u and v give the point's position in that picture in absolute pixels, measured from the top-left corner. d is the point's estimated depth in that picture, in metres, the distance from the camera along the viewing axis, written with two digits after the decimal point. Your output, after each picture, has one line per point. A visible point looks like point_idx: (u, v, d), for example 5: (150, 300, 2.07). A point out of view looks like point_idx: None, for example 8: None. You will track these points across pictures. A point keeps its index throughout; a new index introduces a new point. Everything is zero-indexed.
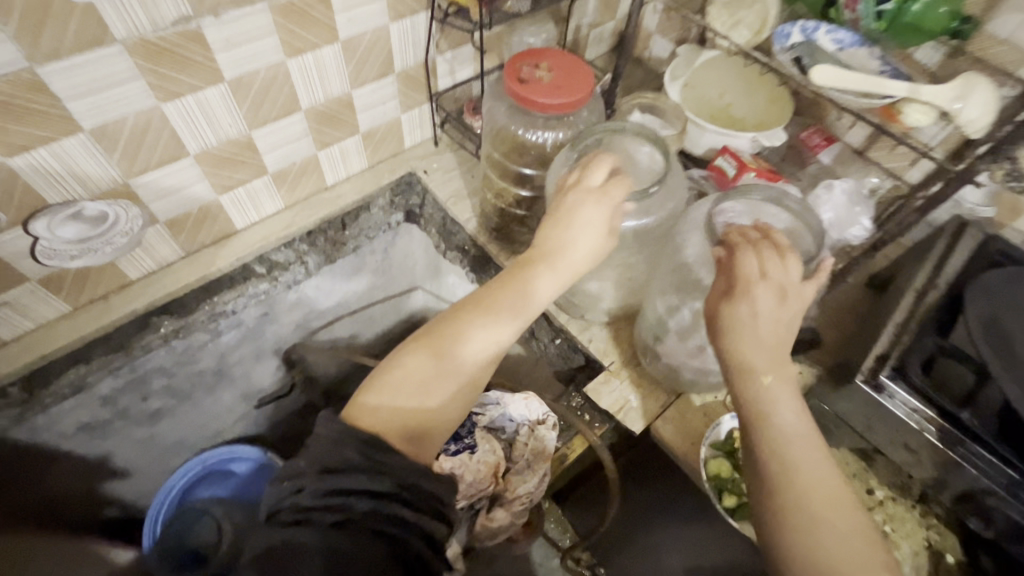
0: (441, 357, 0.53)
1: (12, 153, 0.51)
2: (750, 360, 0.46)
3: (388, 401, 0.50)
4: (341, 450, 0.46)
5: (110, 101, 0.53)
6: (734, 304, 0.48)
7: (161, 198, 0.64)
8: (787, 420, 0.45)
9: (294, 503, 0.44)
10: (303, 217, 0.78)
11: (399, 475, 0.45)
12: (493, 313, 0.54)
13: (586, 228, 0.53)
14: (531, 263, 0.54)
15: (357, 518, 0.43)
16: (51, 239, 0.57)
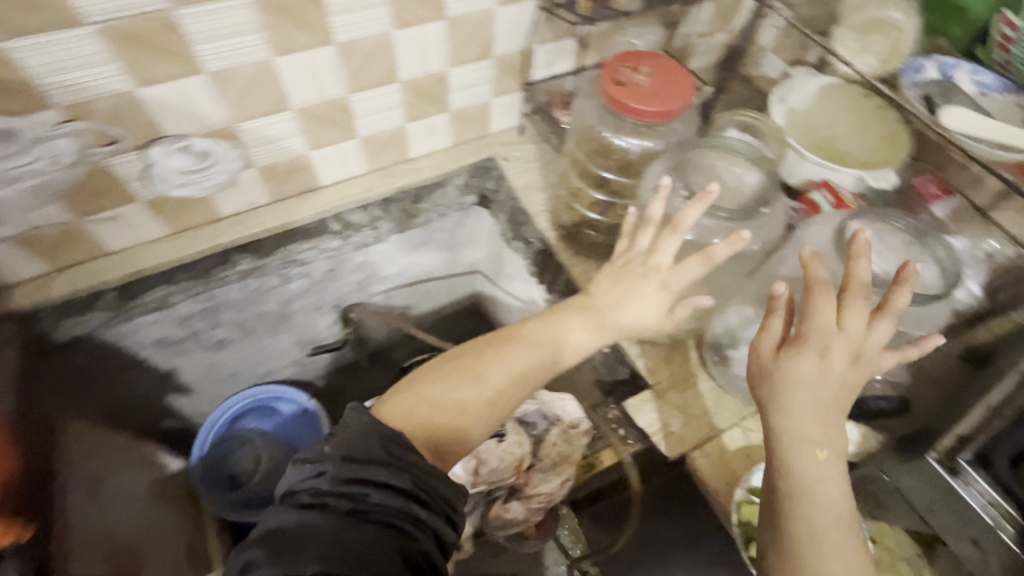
0: (477, 372, 0.55)
1: (144, 84, 0.56)
2: (799, 429, 0.44)
3: (423, 405, 0.52)
4: (366, 441, 0.47)
5: (232, 49, 0.57)
6: (792, 358, 0.45)
7: (260, 145, 0.68)
8: (829, 502, 0.42)
9: (314, 486, 0.45)
10: (382, 185, 0.81)
11: (420, 475, 0.47)
12: (532, 343, 0.57)
13: (642, 300, 0.57)
14: (584, 309, 0.59)
15: (370, 508, 0.44)
16: (165, 166, 0.64)
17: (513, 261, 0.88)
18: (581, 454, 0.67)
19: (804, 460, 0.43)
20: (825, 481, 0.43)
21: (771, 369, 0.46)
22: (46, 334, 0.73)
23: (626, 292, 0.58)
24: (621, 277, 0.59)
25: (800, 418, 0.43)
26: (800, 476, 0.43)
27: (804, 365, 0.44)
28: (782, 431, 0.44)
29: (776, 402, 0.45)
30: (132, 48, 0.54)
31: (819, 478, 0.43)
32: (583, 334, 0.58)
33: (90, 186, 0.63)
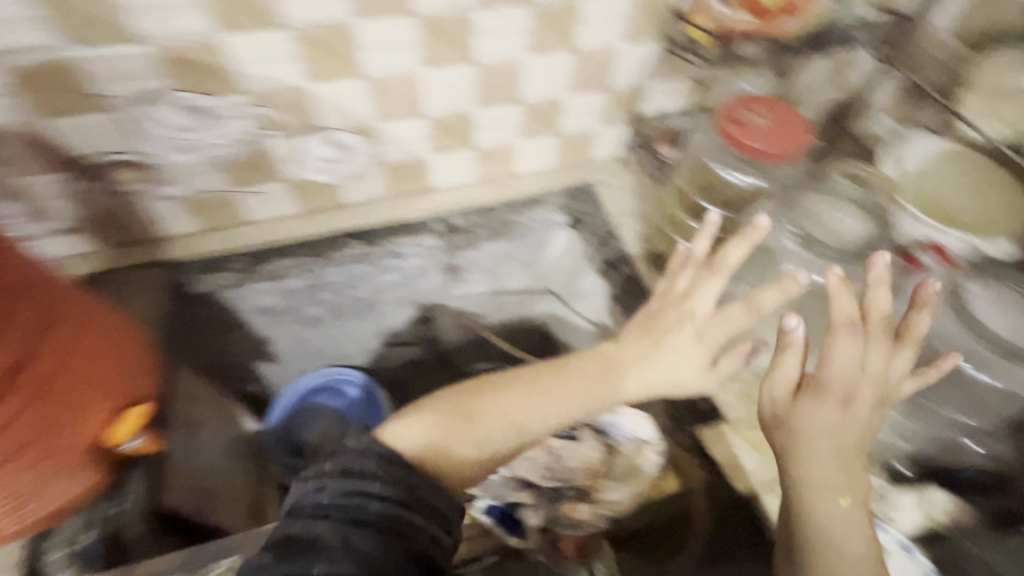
0: (474, 417, 0.57)
1: (317, 81, 0.64)
2: (818, 477, 0.51)
3: (413, 432, 0.55)
4: (362, 458, 0.50)
5: (394, 59, 0.64)
6: (806, 398, 0.52)
7: (394, 145, 0.76)
8: (840, 521, 0.51)
9: (315, 500, 0.48)
10: (488, 194, 0.87)
11: (414, 486, 0.50)
12: (550, 388, 0.58)
13: (676, 353, 0.57)
14: (600, 359, 0.59)
15: (369, 516, 0.47)
16: (312, 153, 0.73)
17: (594, 286, 0.88)
18: (652, 470, 0.66)
19: (826, 495, 0.50)
20: (844, 519, 0.50)
21: (790, 414, 0.52)
22: (182, 284, 0.78)
23: (654, 347, 0.58)
24: (648, 332, 0.59)
25: (820, 461, 0.50)
26: (821, 508, 0.51)
27: (821, 405, 0.51)
28: (804, 482, 0.51)
29: (794, 449, 0.52)
30: (315, 50, 0.61)
31: (839, 516, 0.50)
32: (596, 396, 0.57)
33: (249, 163, 0.71)
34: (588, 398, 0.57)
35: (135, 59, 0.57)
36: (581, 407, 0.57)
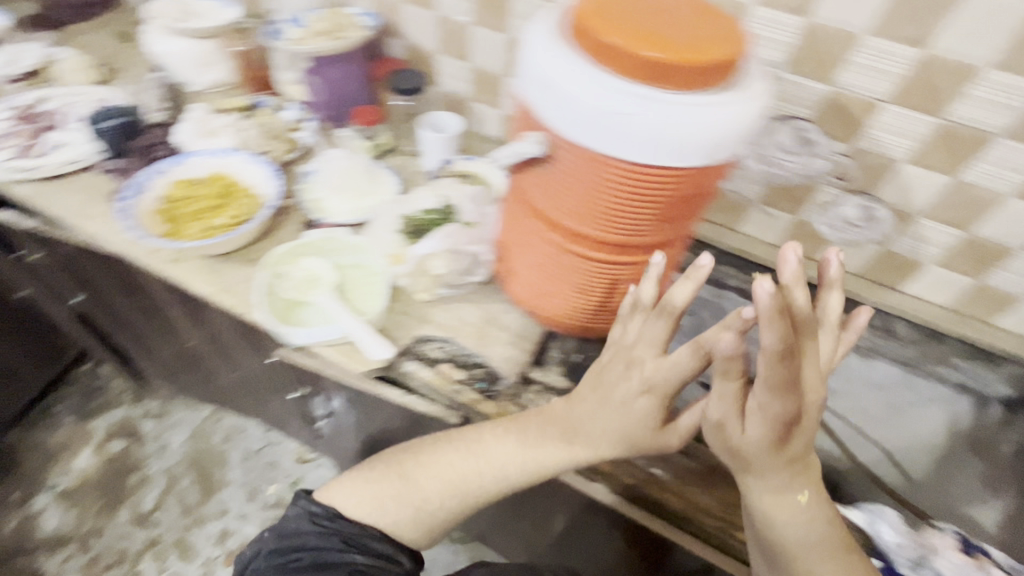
0: (405, 478, 0.65)
1: (913, 163, 0.74)
2: (760, 486, 0.54)
3: (350, 500, 0.65)
4: (298, 520, 0.64)
5: (998, 177, 0.70)
6: (748, 425, 0.52)
7: (910, 238, 0.82)
8: (796, 520, 0.54)
9: (261, 558, 0.61)
10: (944, 320, 0.88)
11: (346, 533, 0.62)
12: (494, 435, 0.64)
13: (615, 406, 0.58)
14: (538, 424, 0.62)
15: (304, 560, 0.59)
16: (843, 209, 0.82)
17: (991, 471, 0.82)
18: None
19: (781, 499, 0.54)
20: (802, 513, 0.54)
21: (738, 438, 0.53)
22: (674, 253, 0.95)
23: (601, 397, 0.59)
24: (601, 376, 0.60)
25: (760, 476, 0.53)
26: (778, 504, 0.54)
27: (758, 424, 0.51)
28: (751, 491, 0.55)
29: (738, 463, 0.55)
30: (943, 141, 0.70)
31: (796, 511, 0.54)
32: (540, 454, 0.61)
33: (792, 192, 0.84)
34: (544, 454, 0.61)
35: (808, 89, 0.73)
36: (524, 463, 0.62)
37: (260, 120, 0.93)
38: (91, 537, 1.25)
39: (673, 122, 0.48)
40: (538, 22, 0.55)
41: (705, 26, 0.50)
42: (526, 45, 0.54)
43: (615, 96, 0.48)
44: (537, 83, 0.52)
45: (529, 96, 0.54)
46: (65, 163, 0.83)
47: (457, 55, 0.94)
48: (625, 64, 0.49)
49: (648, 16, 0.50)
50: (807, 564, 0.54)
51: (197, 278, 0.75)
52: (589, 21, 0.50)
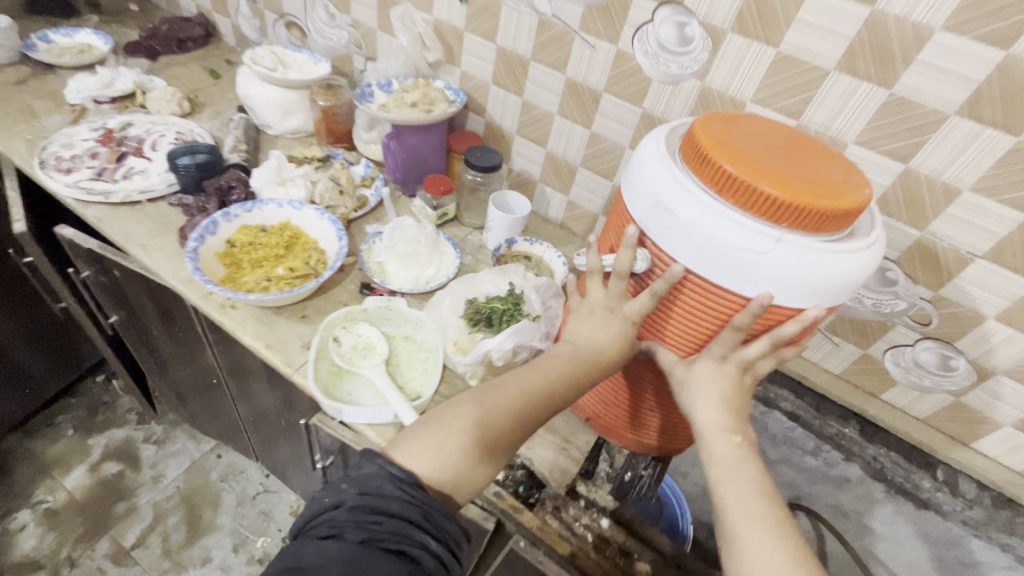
0: (461, 418, 0.58)
1: (1004, 320, 0.70)
2: (707, 423, 0.57)
3: (418, 453, 0.55)
4: (379, 479, 0.52)
5: None
6: (697, 367, 0.58)
7: (989, 395, 0.76)
8: (729, 460, 0.55)
9: (333, 516, 0.50)
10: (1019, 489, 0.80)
11: (425, 506, 0.52)
12: (534, 368, 0.62)
13: (600, 336, 0.61)
14: (553, 358, 0.63)
15: (382, 534, 0.48)
16: (914, 351, 0.79)
17: None
18: None
19: (718, 436, 0.56)
20: (739, 458, 0.55)
21: (685, 372, 0.58)
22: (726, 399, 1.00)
23: (596, 328, 0.62)
24: (588, 309, 0.64)
25: (701, 406, 0.57)
26: (718, 448, 0.56)
27: (709, 364, 0.57)
28: (701, 426, 0.57)
29: (687, 402, 0.58)
30: None
31: (734, 454, 0.55)
32: (568, 386, 0.61)
33: (863, 327, 0.81)
34: (577, 381, 0.61)
35: (896, 231, 0.72)
36: (563, 390, 0.60)
37: (331, 173, 0.94)
38: (63, 567, 1.16)
39: (793, 261, 0.49)
40: (656, 147, 0.56)
41: (824, 173, 0.52)
42: (644, 169, 0.55)
43: (740, 231, 0.49)
44: (656, 205, 0.53)
45: (644, 217, 0.55)
46: (138, 194, 0.85)
47: (533, 139, 0.96)
48: (752, 201, 0.49)
49: (771, 159, 0.52)
50: (738, 503, 0.51)
51: (245, 329, 0.73)
52: (715, 154, 0.50)
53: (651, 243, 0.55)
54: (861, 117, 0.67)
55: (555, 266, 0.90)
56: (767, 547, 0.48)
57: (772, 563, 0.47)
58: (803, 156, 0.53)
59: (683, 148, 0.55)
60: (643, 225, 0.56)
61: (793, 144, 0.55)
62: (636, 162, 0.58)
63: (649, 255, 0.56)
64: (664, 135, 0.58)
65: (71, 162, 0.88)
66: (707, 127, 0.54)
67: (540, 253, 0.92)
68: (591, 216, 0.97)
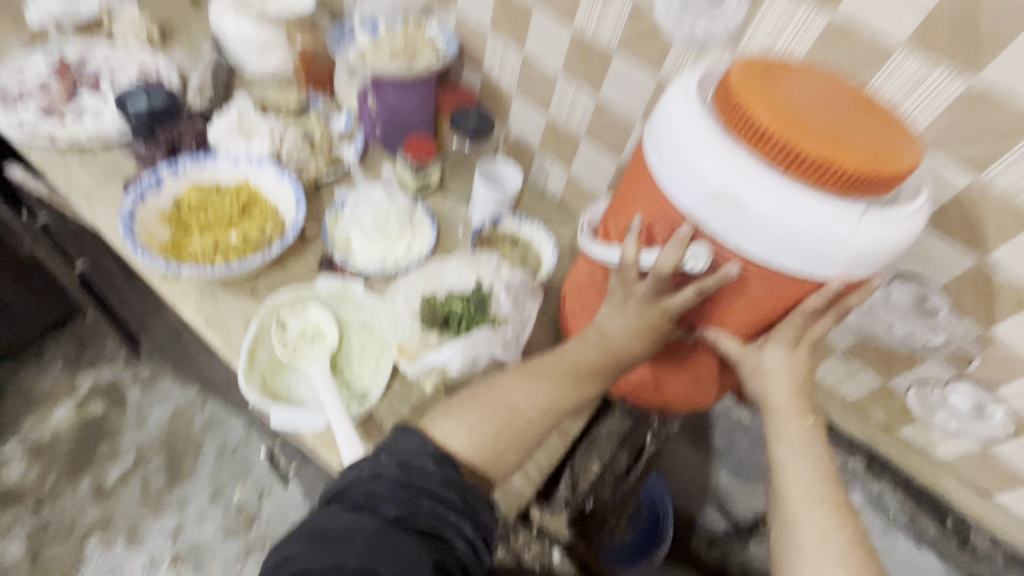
0: (495, 395, 0.52)
1: None
2: (777, 403, 0.52)
3: (454, 432, 0.50)
4: (420, 455, 0.46)
5: None
6: (766, 360, 0.52)
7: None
8: (798, 445, 0.50)
9: (368, 486, 0.44)
10: None
11: (465, 490, 0.46)
12: (564, 354, 0.55)
13: (631, 326, 0.52)
14: (583, 346, 0.55)
15: (418, 514, 0.42)
16: (943, 391, 0.68)
17: None
18: None
19: (788, 421, 0.51)
20: (809, 442, 0.50)
21: (753, 354, 0.52)
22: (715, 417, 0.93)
23: (620, 317, 0.53)
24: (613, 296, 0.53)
25: (772, 392, 0.51)
26: (788, 431, 0.51)
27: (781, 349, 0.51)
28: (770, 407, 0.52)
29: (756, 386, 0.53)
30: None
31: (804, 439, 0.50)
32: (605, 374, 0.54)
33: (888, 356, 0.70)
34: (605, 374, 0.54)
35: (946, 255, 0.59)
36: (592, 379, 0.54)
37: (304, 126, 0.84)
38: (47, 500, 1.19)
39: (878, 241, 0.43)
40: (692, 122, 0.44)
41: (883, 126, 0.44)
42: (687, 152, 0.44)
43: (823, 217, 0.41)
44: (714, 194, 0.43)
45: (694, 207, 0.44)
46: (86, 136, 0.76)
47: (534, 102, 0.83)
48: (826, 178, 0.41)
49: (830, 121, 0.43)
50: (806, 490, 0.48)
51: (186, 302, 0.66)
52: (777, 128, 0.41)
53: (705, 235, 0.45)
54: (930, 106, 0.53)
55: (544, 252, 0.81)
56: (828, 529, 0.46)
57: (826, 548, 0.45)
58: (860, 111, 0.44)
59: (720, 116, 0.45)
60: (691, 217, 0.45)
61: (838, 91, 0.45)
62: (661, 139, 0.46)
63: (708, 250, 0.45)
64: (686, 98, 0.46)
65: (18, 96, 0.79)
66: (750, 87, 0.43)
67: (529, 235, 0.82)
68: (593, 196, 0.85)
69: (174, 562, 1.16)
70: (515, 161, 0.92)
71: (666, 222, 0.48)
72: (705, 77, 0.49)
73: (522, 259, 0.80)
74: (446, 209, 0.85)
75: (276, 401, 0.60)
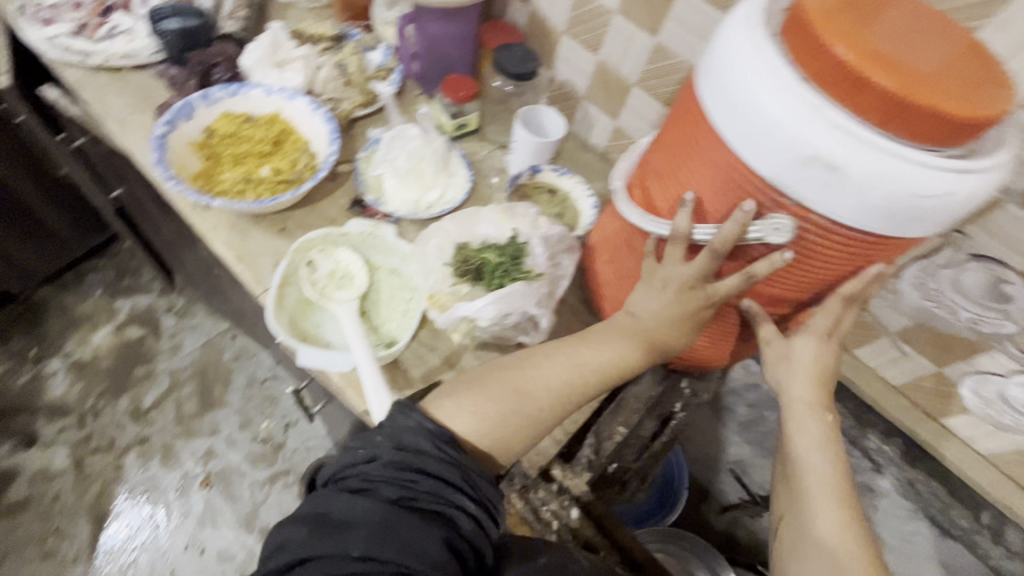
0: (509, 375, 0.51)
1: None
2: (796, 393, 0.51)
3: (462, 413, 0.49)
4: (417, 434, 0.45)
5: None
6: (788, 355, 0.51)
7: None
8: (814, 436, 0.49)
9: (364, 471, 0.43)
10: None
11: (469, 470, 0.45)
12: (585, 338, 0.54)
13: (660, 306, 0.51)
14: (611, 328, 0.54)
15: (416, 495, 0.42)
16: (1003, 382, 0.64)
17: None
18: None
19: (807, 412, 0.50)
20: (824, 433, 0.50)
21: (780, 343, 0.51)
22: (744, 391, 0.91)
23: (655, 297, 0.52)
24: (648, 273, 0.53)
25: (793, 377, 0.51)
26: (805, 422, 0.50)
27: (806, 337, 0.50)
28: (789, 398, 0.51)
29: (778, 376, 0.52)
30: None
31: (820, 431, 0.50)
32: (630, 362, 0.53)
33: (945, 342, 0.65)
34: (626, 359, 0.52)
35: None
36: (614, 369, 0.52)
37: (340, 59, 0.80)
38: (89, 416, 1.26)
39: (978, 194, 0.38)
40: (768, 72, 0.39)
41: (975, 62, 0.39)
42: (765, 109, 0.39)
43: (927, 172, 0.37)
44: (805, 157, 0.38)
45: (779, 173, 0.39)
46: (119, 57, 0.74)
47: (584, 43, 0.77)
48: (926, 128, 0.37)
49: (927, 62, 0.37)
50: (818, 480, 0.48)
51: (217, 236, 0.65)
52: (872, 73, 0.36)
53: (787, 204, 0.41)
54: None
55: (582, 206, 0.77)
56: (837, 521, 0.46)
57: (839, 538, 0.46)
58: (955, 47, 0.39)
59: (799, 62, 0.39)
60: (773, 183, 0.40)
61: (922, 23, 0.40)
62: (733, 96, 0.41)
63: (793, 221, 0.41)
64: (755, 44, 0.40)
65: (51, 10, 0.77)
66: (834, 26, 0.38)
67: (567, 188, 0.78)
68: None
69: (205, 483, 1.23)
70: (558, 108, 0.87)
71: (740, 191, 0.43)
72: (771, 13, 0.43)
73: (560, 212, 0.76)
74: (482, 155, 0.81)
75: (305, 340, 0.60)
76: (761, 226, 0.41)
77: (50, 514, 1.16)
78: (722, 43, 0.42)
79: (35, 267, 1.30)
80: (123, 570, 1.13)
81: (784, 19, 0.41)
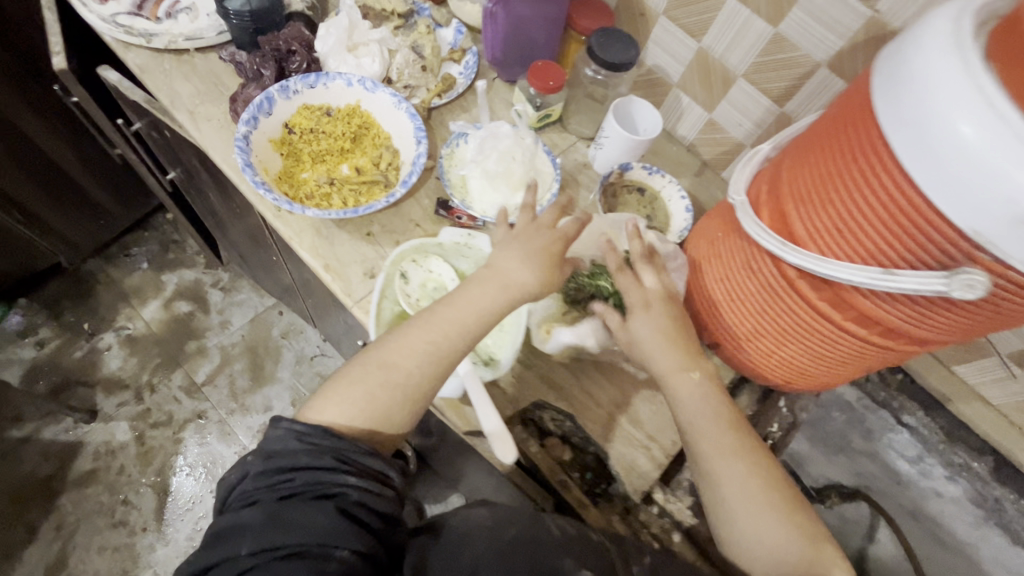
0: (374, 359, 0.53)
1: None
2: (662, 366, 0.54)
3: (334, 405, 0.51)
4: (283, 438, 0.47)
5: None
6: (635, 322, 0.56)
7: None
8: (694, 398, 0.53)
9: (243, 491, 0.46)
10: None
11: (341, 448, 0.47)
12: (443, 306, 0.55)
13: (526, 258, 0.56)
14: (479, 286, 0.55)
15: (295, 488, 0.44)
16: None
17: None
18: None
19: (679, 374, 0.54)
20: (702, 395, 0.53)
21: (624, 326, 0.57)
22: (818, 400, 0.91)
23: (518, 246, 0.57)
24: (518, 239, 0.58)
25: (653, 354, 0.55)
26: (681, 390, 0.54)
27: (643, 283, 0.57)
28: (661, 373, 0.55)
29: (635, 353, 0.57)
30: None
31: (696, 393, 0.53)
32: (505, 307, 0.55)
33: None
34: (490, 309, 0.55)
35: None
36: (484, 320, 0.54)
37: (414, 40, 0.74)
38: (145, 390, 1.28)
39: None
40: (980, 109, 0.34)
41: None
42: (970, 154, 0.34)
43: None
44: (1020, 215, 0.34)
45: (979, 228, 0.35)
46: (184, 39, 0.69)
47: (685, 27, 0.70)
48: None
49: None
50: (712, 442, 0.51)
51: (303, 242, 0.62)
52: None
53: (982, 258, 0.37)
54: None
55: (674, 208, 0.72)
56: (739, 478, 0.50)
57: (746, 488, 0.49)
58: None
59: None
60: (967, 234, 0.36)
61: None
62: (931, 133, 0.36)
63: (986, 277, 0.37)
64: (967, 72, 0.35)
65: None
66: None
67: (658, 186, 0.73)
68: (733, 145, 0.75)
69: None
70: (644, 95, 0.80)
71: (919, 237, 0.39)
72: (979, 30, 0.37)
73: (649, 215, 0.72)
74: (566, 150, 0.76)
75: None
76: (950, 280, 0.37)
77: (116, 486, 1.19)
78: (916, 67, 0.37)
79: (81, 241, 1.29)
80: (190, 539, 1.16)
81: (999, 42, 0.36)
